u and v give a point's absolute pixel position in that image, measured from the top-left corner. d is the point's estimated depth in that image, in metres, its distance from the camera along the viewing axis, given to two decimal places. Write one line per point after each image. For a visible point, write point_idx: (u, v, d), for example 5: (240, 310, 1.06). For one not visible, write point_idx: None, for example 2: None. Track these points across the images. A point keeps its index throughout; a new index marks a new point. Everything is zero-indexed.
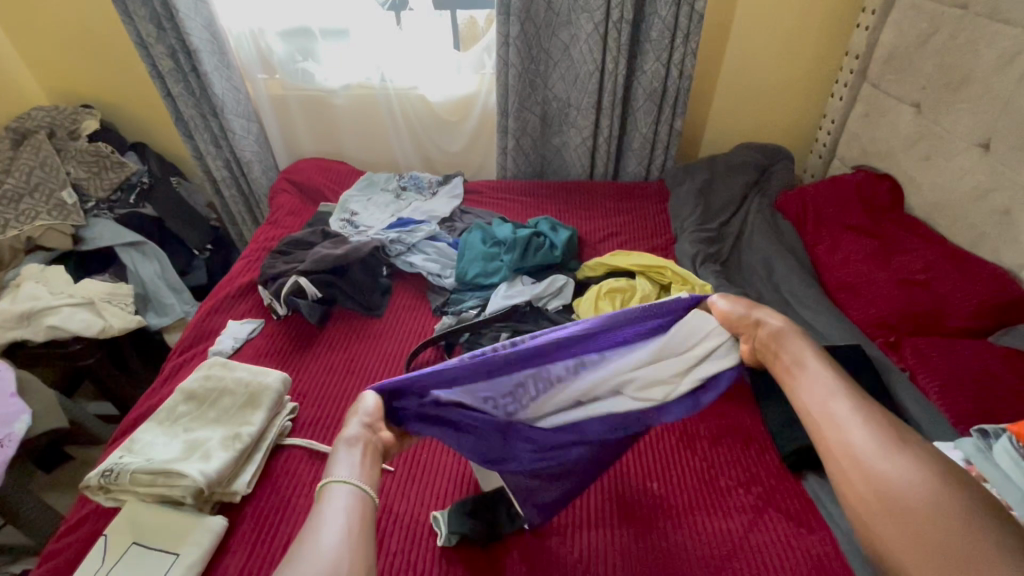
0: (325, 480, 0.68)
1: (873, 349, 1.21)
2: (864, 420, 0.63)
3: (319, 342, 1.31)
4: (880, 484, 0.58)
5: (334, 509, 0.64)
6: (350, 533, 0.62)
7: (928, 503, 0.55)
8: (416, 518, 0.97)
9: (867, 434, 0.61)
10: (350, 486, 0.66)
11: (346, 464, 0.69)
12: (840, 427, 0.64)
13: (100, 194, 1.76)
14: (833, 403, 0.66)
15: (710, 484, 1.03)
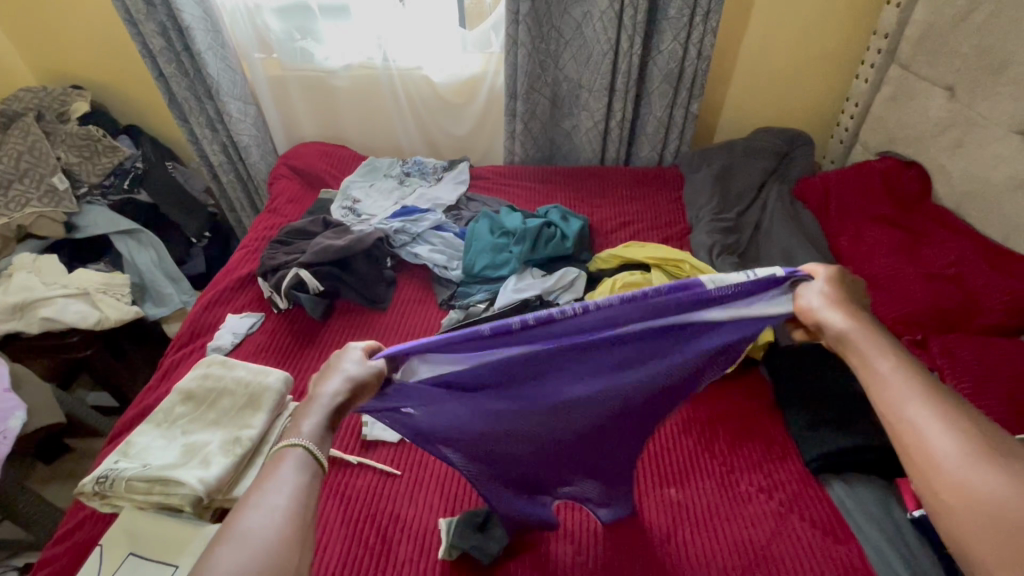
0: (284, 438, 0.63)
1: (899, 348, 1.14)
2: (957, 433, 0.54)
3: (322, 337, 1.27)
4: (967, 493, 0.50)
5: (285, 474, 0.59)
6: (299, 510, 0.57)
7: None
8: (422, 525, 0.93)
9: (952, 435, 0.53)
10: (311, 449, 0.62)
11: (311, 423, 0.64)
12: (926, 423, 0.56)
13: (94, 179, 1.70)
14: (909, 406, 0.58)
15: (730, 490, 0.99)
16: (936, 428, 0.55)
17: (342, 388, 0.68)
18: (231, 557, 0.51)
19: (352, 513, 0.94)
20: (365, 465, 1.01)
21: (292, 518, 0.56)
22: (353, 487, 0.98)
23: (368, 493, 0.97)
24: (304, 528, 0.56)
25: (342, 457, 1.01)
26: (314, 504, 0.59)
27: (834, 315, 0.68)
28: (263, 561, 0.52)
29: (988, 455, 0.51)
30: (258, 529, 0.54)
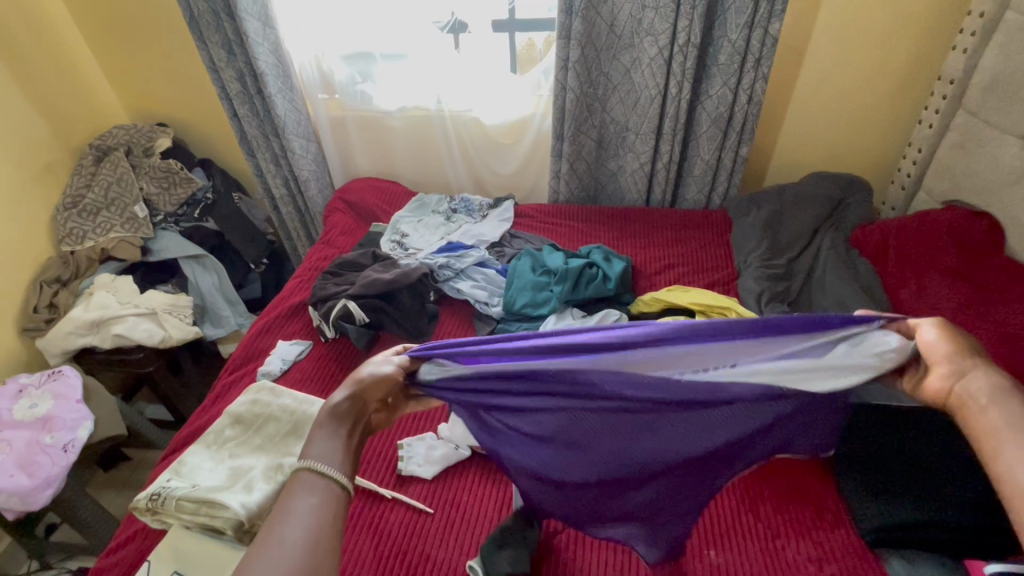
0: (297, 463, 0.71)
1: None
2: None
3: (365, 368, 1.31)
4: None
5: (300, 494, 0.67)
6: (316, 529, 0.64)
7: None
8: (450, 567, 0.92)
9: None
10: (320, 468, 0.69)
11: (314, 443, 0.73)
12: None
13: (168, 208, 1.84)
14: None
15: (776, 558, 0.93)
16: None
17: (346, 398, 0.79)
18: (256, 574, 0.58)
19: (385, 549, 0.94)
20: (399, 501, 1.01)
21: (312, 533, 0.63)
22: (387, 521, 0.98)
23: (402, 529, 0.97)
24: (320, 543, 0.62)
25: (377, 490, 1.02)
26: (331, 519, 0.66)
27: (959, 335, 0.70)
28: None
29: None
30: (279, 547, 0.61)
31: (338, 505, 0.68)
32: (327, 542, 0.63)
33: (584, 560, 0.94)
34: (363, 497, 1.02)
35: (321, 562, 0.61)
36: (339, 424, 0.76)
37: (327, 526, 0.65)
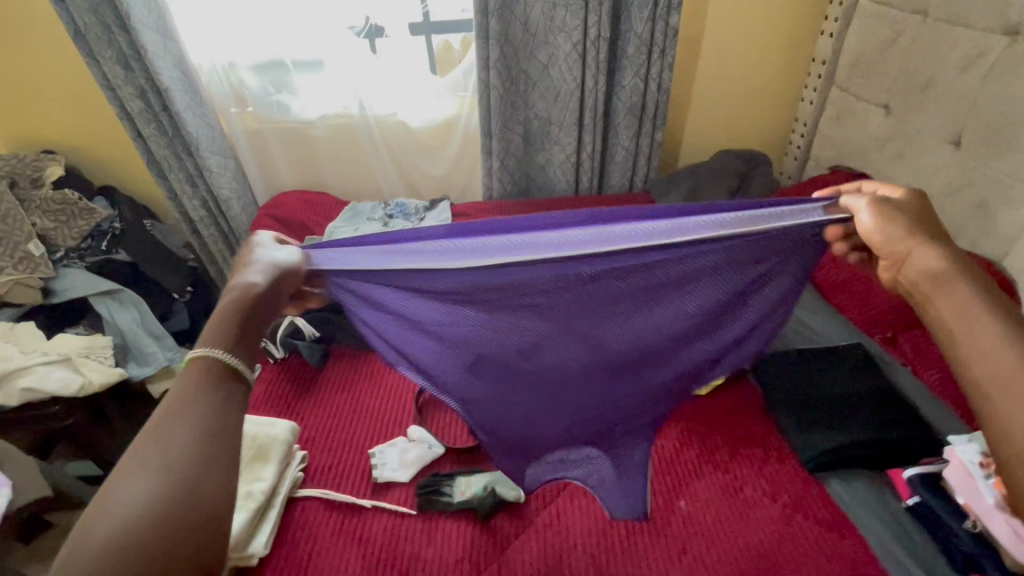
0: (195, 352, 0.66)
1: (873, 346, 1.24)
2: None
3: (321, 381, 1.26)
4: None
5: (186, 389, 0.62)
6: (210, 434, 0.59)
7: None
8: (442, 560, 0.92)
9: None
10: (219, 359, 0.65)
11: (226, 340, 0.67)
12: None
13: (69, 243, 1.68)
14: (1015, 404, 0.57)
15: (735, 496, 1.01)
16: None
17: (262, 277, 0.74)
18: (139, 478, 0.54)
19: (372, 559, 0.92)
20: (379, 508, 1.00)
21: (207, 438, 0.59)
22: (371, 530, 0.97)
23: (388, 535, 0.96)
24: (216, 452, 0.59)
25: (355, 502, 1.00)
26: (231, 419, 0.62)
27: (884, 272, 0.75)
28: (170, 490, 0.55)
29: None
30: (159, 452, 0.57)
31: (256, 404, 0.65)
32: (199, 483, 0.56)
33: (575, 517, 0.99)
34: (339, 511, 1.00)
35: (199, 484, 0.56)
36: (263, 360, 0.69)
37: (233, 424, 0.62)
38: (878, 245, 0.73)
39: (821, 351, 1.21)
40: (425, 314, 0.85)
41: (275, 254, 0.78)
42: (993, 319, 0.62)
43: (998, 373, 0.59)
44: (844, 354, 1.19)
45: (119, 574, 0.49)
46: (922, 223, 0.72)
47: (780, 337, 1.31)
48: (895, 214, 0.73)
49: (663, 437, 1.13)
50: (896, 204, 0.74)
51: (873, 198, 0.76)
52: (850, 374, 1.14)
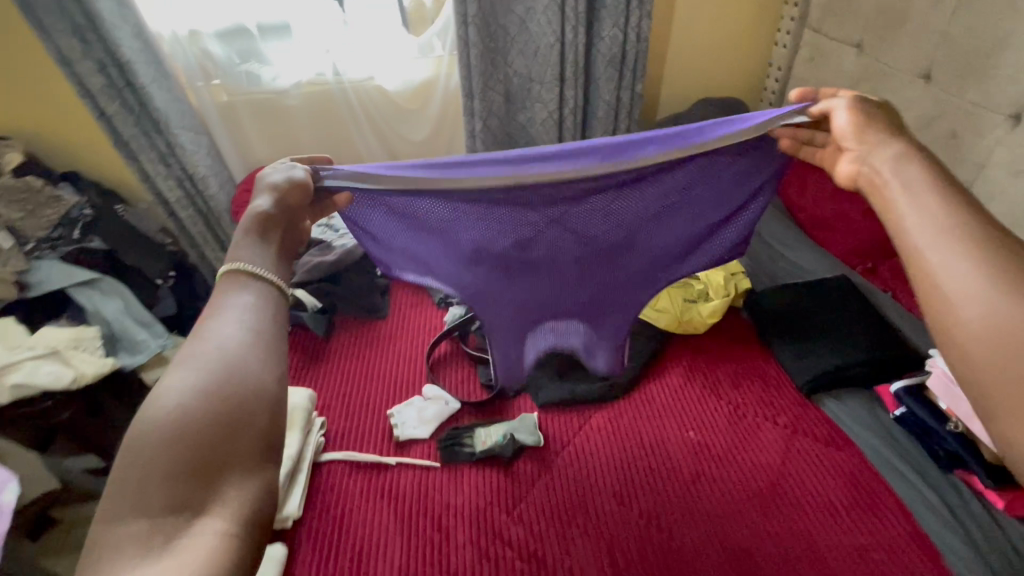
0: (224, 266, 0.65)
1: (858, 277, 1.31)
2: (975, 268, 0.52)
3: (329, 351, 1.26)
4: (956, 304, 0.52)
5: (217, 301, 0.61)
6: (251, 334, 0.59)
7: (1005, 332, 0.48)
8: (473, 505, 0.96)
9: (970, 270, 0.52)
10: (250, 266, 0.64)
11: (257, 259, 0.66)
12: (953, 266, 0.53)
13: (39, 233, 1.61)
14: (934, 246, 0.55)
15: (741, 422, 1.07)
16: (958, 265, 0.53)
17: (279, 183, 0.75)
18: (184, 374, 0.54)
19: (405, 511, 0.95)
20: (405, 465, 1.02)
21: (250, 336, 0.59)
22: (399, 485, 0.99)
23: (416, 489, 0.99)
24: (261, 350, 0.58)
25: (380, 461, 1.02)
26: (269, 321, 0.61)
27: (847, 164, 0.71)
28: (209, 386, 0.53)
29: (1010, 285, 0.50)
30: (199, 353, 0.56)
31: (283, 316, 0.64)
32: (239, 386, 0.55)
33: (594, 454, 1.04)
34: (366, 471, 1.02)
35: (241, 381, 0.55)
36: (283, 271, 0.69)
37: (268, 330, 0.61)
38: (846, 135, 0.72)
39: (812, 284, 1.27)
40: (432, 226, 0.89)
41: (273, 175, 0.76)
42: (932, 209, 0.58)
43: (936, 256, 0.55)
44: (832, 285, 1.25)
45: (177, 459, 0.49)
46: (896, 125, 0.70)
47: (770, 275, 1.36)
48: (870, 116, 0.71)
49: (667, 375, 1.18)
50: (869, 104, 0.73)
51: (852, 97, 0.74)
52: (840, 303, 1.21)
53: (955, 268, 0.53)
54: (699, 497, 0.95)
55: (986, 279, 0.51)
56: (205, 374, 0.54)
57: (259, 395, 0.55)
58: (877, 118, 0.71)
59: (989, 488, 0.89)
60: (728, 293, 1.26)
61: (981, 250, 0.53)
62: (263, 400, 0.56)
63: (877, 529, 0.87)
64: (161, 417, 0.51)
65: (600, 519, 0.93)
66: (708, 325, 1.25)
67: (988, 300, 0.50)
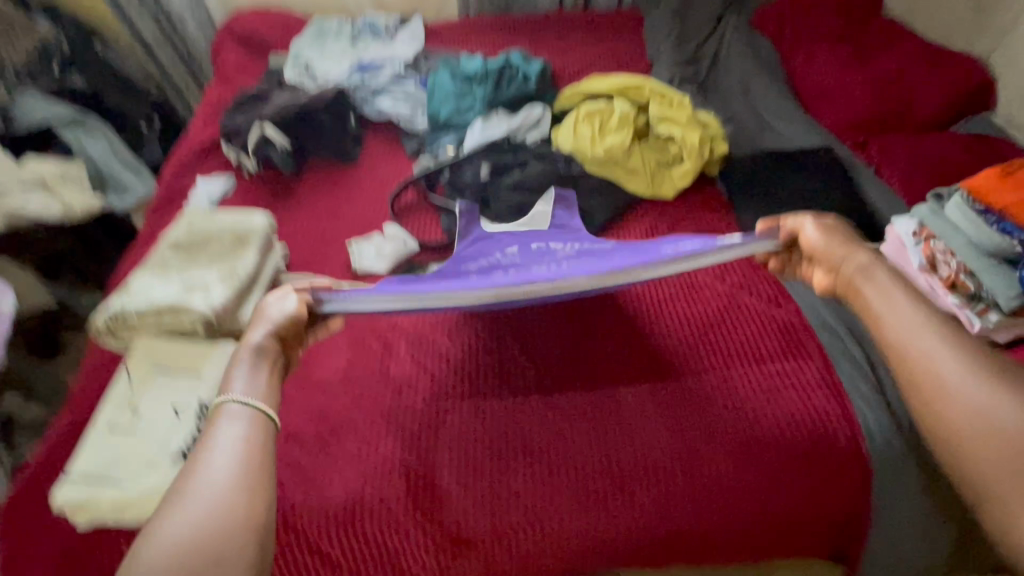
0: (218, 398, 0.65)
1: (843, 150, 1.25)
2: (954, 351, 0.62)
3: (298, 191, 1.28)
4: (964, 406, 0.59)
5: (202, 452, 0.60)
6: (244, 453, 0.61)
7: (997, 423, 0.57)
8: (418, 327, 1.02)
9: (975, 384, 0.60)
10: (252, 347, 0.70)
11: (243, 381, 0.66)
12: (949, 387, 0.61)
13: (18, 63, 1.59)
14: (922, 342, 0.64)
15: (689, 278, 1.08)
16: (954, 368, 0.61)
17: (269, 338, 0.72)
18: (177, 519, 0.56)
19: (354, 327, 1.01)
20: (360, 292, 1.07)
21: (239, 459, 0.60)
22: (352, 308, 1.05)
23: (367, 311, 1.04)
24: (254, 481, 0.59)
25: (336, 287, 1.07)
26: (259, 454, 0.61)
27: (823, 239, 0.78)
28: (223, 531, 0.56)
29: (999, 381, 0.59)
30: (204, 505, 0.57)
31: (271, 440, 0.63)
32: (247, 518, 0.57)
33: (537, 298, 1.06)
34: None
35: (235, 504, 0.57)
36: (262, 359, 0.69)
37: (256, 451, 0.61)
38: (819, 256, 0.78)
39: (791, 153, 1.23)
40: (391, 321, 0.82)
41: (273, 312, 0.74)
42: (923, 313, 0.66)
43: (964, 382, 0.60)
44: (811, 155, 1.21)
45: None
46: (848, 237, 0.78)
47: (753, 145, 1.30)
48: (837, 232, 0.78)
49: (627, 233, 1.18)
50: (830, 230, 0.78)
51: (820, 222, 0.79)
52: (814, 172, 1.18)
53: (958, 379, 0.61)
54: (651, 419, 0.89)
55: (1015, 401, 0.57)
56: (197, 522, 0.56)
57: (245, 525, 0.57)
58: (839, 232, 0.78)
59: None
60: (702, 156, 1.22)
61: (986, 370, 0.60)
62: (250, 530, 0.57)
63: (792, 373, 0.92)
64: (167, 544, 0.54)
65: (532, 348, 0.99)
66: (678, 188, 1.23)
67: (1011, 411, 0.57)
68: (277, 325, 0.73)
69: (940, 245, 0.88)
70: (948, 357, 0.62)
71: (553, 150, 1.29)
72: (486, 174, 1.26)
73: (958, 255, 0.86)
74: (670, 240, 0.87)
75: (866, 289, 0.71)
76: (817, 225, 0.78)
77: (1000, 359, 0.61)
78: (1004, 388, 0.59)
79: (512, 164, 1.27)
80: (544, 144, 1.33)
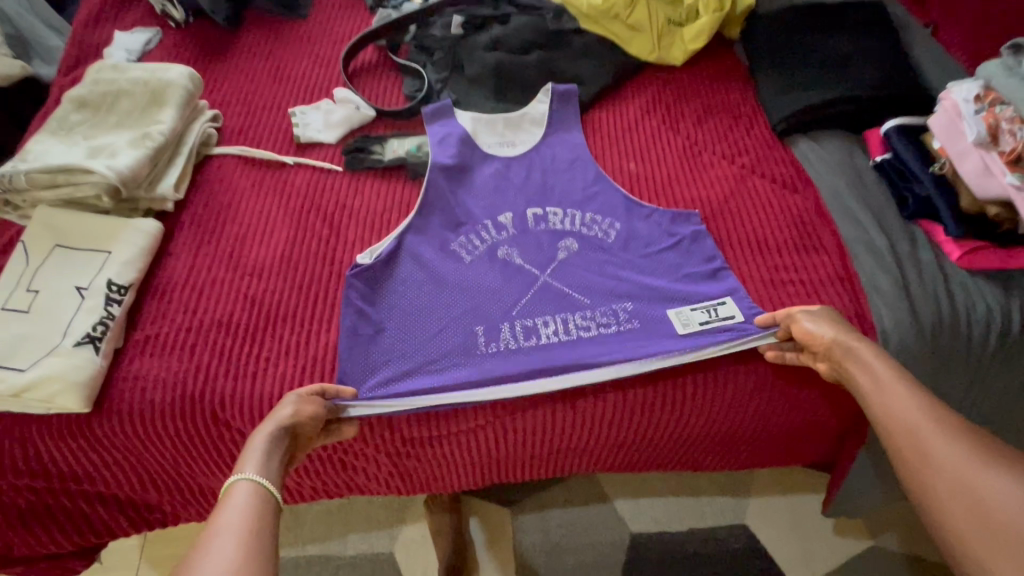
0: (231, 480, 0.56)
1: (896, 7, 1.02)
2: (964, 442, 0.54)
3: (235, 48, 1.07)
4: (979, 497, 0.51)
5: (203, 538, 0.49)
6: (252, 520, 0.52)
7: (1016, 510, 0.49)
8: (368, 209, 0.87)
9: (997, 472, 0.51)
10: (268, 434, 0.61)
11: (258, 458, 0.58)
12: (960, 463, 0.53)
13: None
14: (923, 432, 0.56)
15: (693, 160, 0.92)
16: (964, 454, 0.53)
17: (285, 418, 0.63)
18: None
19: (295, 206, 0.87)
20: (304, 166, 0.91)
21: (248, 537, 0.50)
22: (293, 184, 0.89)
23: (310, 189, 0.89)
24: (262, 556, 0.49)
25: (276, 160, 0.91)
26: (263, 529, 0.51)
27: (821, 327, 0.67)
28: None
29: (1008, 466, 0.52)
30: None
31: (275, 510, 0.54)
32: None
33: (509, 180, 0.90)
34: (259, 168, 0.91)
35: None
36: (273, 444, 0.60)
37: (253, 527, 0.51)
38: (813, 349, 0.67)
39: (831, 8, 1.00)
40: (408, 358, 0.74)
41: (285, 412, 0.63)
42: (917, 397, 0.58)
43: (955, 458, 0.53)
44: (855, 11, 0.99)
45: None
46: (833, 319, 0.68)
47: None
48: (830, 320, 0.68)
49: (624, 105, 0.99)
50: (822, 317, 0.68)
51: (810, 315, 0.69)
52: (855, 31, 0.97)
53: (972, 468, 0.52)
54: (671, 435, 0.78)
55: (1014, 480, 0.50)
56: None
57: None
58: (838, 320, 0.68)
59: (950, 237, 0.76)
60: (721, 8, 1.00)
61: (992, 453, 0.53)
62: None
63: (803, 268, 0.78)
64: None
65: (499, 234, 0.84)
66: (688, 52, 1.02)
67: (1010, 492, 0.50)
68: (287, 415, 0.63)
69: (1007, 112, 0.71)
70: (945, 437, 0.55)
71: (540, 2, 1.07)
72: (458, 29, 1.05)
73: None
74: (672, 294, 0.77)
75: (865, 380, 0.62)
76: (809, 317, 0.68)
77: (1003, 442, 0.54)
78: (1003, 468, 0.52)
79: (490, 18, 1.06)
80: None
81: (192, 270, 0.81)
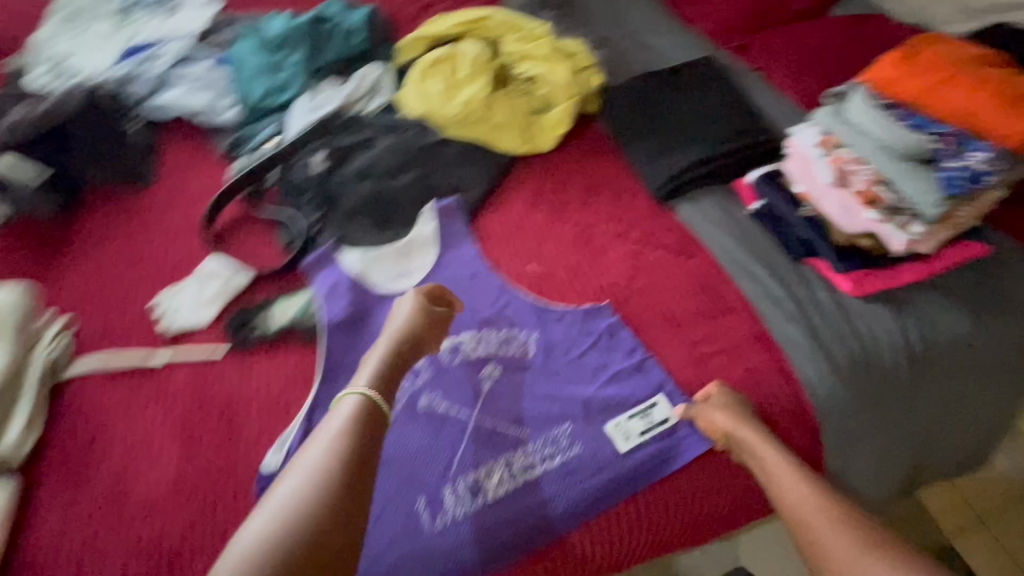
0: (344, 390, 0.67)
1: (726, 56, 1.11)
2: (852, 532, 0.57)
3: (78, 236, 0.96)
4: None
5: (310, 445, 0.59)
6: (344, 441, 0.59)
7: None
8: (267, 392, 0.78)
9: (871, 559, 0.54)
10: (379, 356, 0.69)
11: (369, 375, 0.67)
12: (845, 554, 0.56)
13: None
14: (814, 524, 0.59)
15: (589, 246, 0.92)
16: (851, 545, 0.56)
17: (406, 325, 0.73)
18: (259, 519, 0.53)
19: (179, 412, 0.76)
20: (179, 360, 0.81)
21: (330, 453, 0.58)
22: (172, 385, 0.79)
23: (194, 385, 0.79)
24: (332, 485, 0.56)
25: (145, 360, 0.80)
26: (352, 454, 0.58)
27: (722, 417, 0.68)
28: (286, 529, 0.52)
29: (884, 553, 0.54)
30: (282, 493, 0.55)
31: (373, 432, 0.62)
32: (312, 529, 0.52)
33: None
34: (127, 376, 0.80)
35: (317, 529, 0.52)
36: (393, 358, 0.70)
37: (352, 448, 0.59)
38: (721, 441, 0.69)
39: (672, 70, 1.07)
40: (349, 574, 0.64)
41: (400, 309, 0.75)
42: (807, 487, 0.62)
43: (841, 547, 0.56)
44: (693, 70, 1.06)
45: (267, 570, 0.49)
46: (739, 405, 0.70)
47: (631, 68, 1.13)
48: (736, 405, 0.69)
49: (509, 204, 0.98)
50: (725, 402, 0.70)
51: (720, 402, 0.70)
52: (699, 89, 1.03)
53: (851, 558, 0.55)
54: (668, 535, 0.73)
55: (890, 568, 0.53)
56: (274, 531, 0.52)
57: (312, 549, 0.52)
58: (742, 404, 0.70)
59: (836, 272, 0.80)
60: (575, 92, 1.03)
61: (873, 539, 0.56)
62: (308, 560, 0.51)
63: (718, 337, 0.79)
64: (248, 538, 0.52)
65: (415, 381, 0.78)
66: (556, 138, 1.03)
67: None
68: (406, 323, 0.73)
69: (849, 154, 0.78)
70: (831, 525, 0.58)
71: (398, 120, 1.05)
72: (323, 165, 1.00)
73: (870, 163, 0.76)
74: (599, 409, 0.74)
75: (771, 473, 0.65)
76: (717, 398, 0.70)
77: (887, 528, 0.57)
78: (882, 554, 0.55)
79: (354, 146, 1.02)
80: (389, 112, 1.08)
81: (65, 531, 0.68)
